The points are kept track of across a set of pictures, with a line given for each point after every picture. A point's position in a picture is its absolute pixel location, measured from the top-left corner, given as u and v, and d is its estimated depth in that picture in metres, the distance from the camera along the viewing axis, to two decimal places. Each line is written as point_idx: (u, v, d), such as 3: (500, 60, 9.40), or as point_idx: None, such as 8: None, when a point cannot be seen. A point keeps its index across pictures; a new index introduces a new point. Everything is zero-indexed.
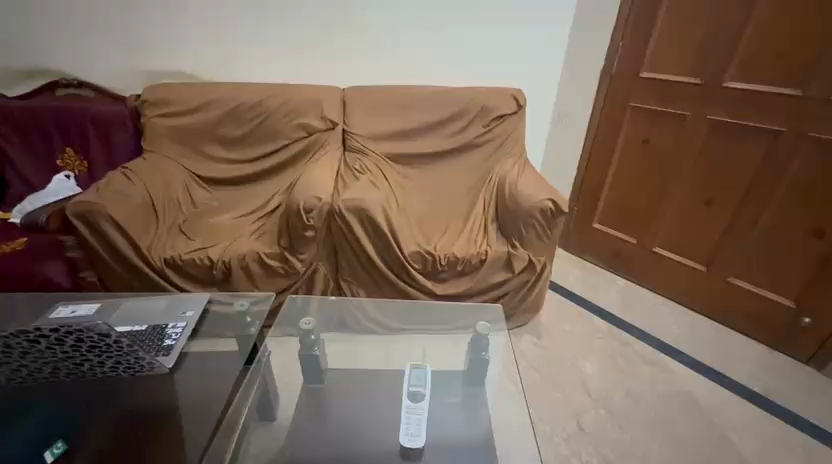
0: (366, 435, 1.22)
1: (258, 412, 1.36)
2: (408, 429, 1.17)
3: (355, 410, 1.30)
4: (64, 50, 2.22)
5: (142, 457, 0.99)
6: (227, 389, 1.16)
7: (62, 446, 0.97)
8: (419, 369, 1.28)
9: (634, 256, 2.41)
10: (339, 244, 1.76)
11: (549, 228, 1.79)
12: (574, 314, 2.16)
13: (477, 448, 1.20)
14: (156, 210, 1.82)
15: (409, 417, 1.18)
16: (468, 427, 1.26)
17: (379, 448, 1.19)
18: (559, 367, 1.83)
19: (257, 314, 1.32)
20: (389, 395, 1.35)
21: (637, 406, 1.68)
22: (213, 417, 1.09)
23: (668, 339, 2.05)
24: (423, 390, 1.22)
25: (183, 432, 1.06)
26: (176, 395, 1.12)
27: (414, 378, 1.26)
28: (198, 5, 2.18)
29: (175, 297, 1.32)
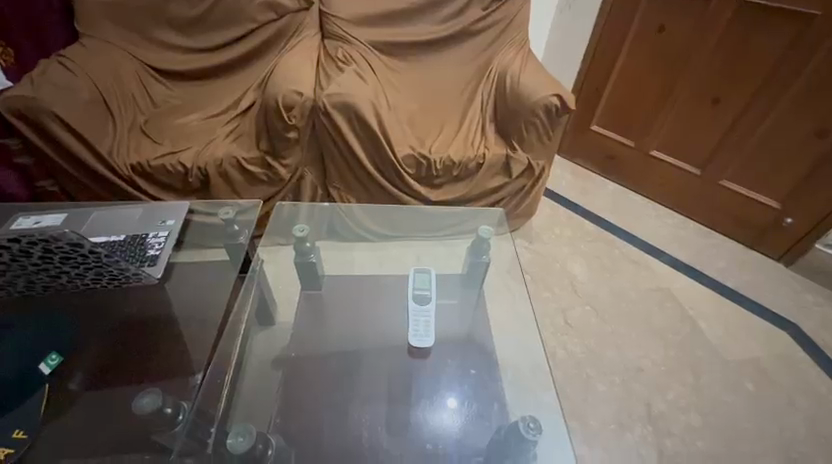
0: (369, 331, 1.27)
1: (258, 317, 1.38)
2: (416, 330, 1.18)
3: (357, 311, 1.32)
4: None
5: (147, 362, 1.00)
6: (224, 298, 1.13)
7: (57, 358, 0.93)
8: (423, 273, 1.28)
9: (628, 160, 2.35)
10: (326, 147, 1.61)
11: (552, 128, 1.68)
12: (565, 218, 2.16)
13: (478, 344, 1.26)
14: (110, 109, 1.58)
15: (417, 318, 1.19)
16: (465, 324, 1.31)
17: (383, 345, 1.23)
18: (549, 269, 1.88)
19: (245, 223, 1.21)
20: (390, 302, 1.35)
21: (620, 302, 1.79)
22: (214, 322, 1.08)
23: (652, 241, 2.11)
24: (428, 293, 1.22)
25: (185, 337, 1.06)
26: (170, 304, 1.10)
27: (419, 279, 1.26)
28: None
29: (152, 205, 1.17)
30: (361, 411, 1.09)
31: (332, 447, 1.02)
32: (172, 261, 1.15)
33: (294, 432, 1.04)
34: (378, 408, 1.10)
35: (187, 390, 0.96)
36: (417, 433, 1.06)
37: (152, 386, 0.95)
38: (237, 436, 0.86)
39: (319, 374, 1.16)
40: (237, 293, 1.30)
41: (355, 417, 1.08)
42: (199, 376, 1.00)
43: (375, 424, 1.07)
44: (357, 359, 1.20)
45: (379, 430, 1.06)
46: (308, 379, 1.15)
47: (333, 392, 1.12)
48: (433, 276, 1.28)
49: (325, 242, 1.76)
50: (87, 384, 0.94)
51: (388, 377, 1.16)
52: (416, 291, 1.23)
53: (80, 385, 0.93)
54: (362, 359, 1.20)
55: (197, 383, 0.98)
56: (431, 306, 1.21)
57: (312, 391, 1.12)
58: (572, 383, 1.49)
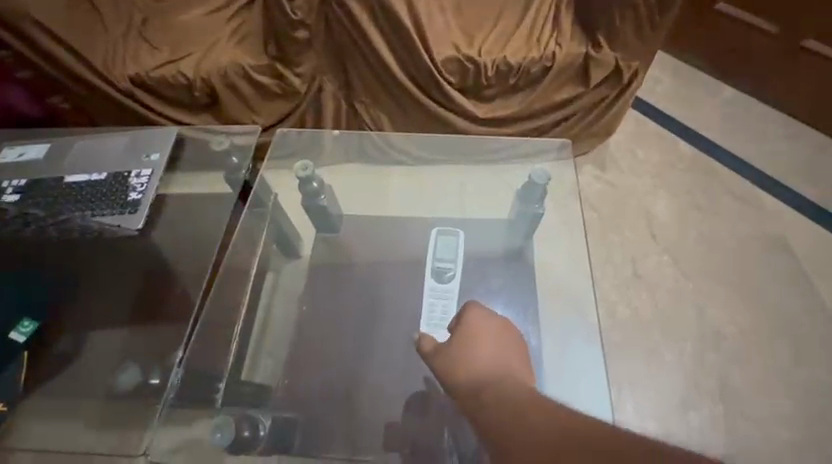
0: (406, 244, 1.18)
1: (277, 244, 1.18)
2: (432, 317, 0.96)
3: (380, 241, 1.19)
4: None
5: (131, 326, 0.95)
6: (220, 234, 1.00)
7: (31, 326, 0.88)
8: (447, 237, 1.07)
9: (761, 55, 1.69)
10: (346, 49, 1.29)
11: (657, 12, 1.23)
12: (654, 137, 1.66)
13: (522, 263, 1.19)
14: (98, 8, 1.33)
15: (434, 301, 0.98)
16: (498, 242, 1.22)
17: (413, 258, 1.15)
18: (624, 206, 1.50)
19: (241, 149, 1.04)
20: (415, 249, 1.16)
21: (708, 251, 1.42)
22: (210, 256, 0.98)
23: (773, 171, 1.60)
24: (452, 268, 1.02)
25: (177, 293, 0.98)
26: (158, 249, 0.99)
27: (440, 250, 1.05)
28: None
29: (137, 132, 1.00)
30: (385, 328, 1.07)
31: (352, 366, 1.03)
32: (162, 194, 1.02)
33: (305, 386, 1.00)
34: (401, 328, 1.06)
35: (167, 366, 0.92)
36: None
37: (140, 352, 0.93)
38: (216, 432, 0.86)
39: (342, 317, 1.09)
40: (239, 225, 1.07)
41: (379, 334, 1.06)
42: (192, 329, 0.95)
43: (394, 351, 1.04)
44: (384, 271, 1.14)
45: (398, 348, 1.04)
46: (330, 323, 1.09)
47: (356, 320, 1.08)
48: (459, 241, 1.08)
49: (354, 164, 1.31)
50: (75, 346, 0.93)
51: (413, 301, 1.10)
52: (437, 268, 1.02)
53: (78, 337, 0.93)
54: (389, 274, 1.13)
55: (177, 361, 0.92)
56: (454, 289, 1.00)
57: (333, 338, 1.06)
58: (631, 347, 1.26)
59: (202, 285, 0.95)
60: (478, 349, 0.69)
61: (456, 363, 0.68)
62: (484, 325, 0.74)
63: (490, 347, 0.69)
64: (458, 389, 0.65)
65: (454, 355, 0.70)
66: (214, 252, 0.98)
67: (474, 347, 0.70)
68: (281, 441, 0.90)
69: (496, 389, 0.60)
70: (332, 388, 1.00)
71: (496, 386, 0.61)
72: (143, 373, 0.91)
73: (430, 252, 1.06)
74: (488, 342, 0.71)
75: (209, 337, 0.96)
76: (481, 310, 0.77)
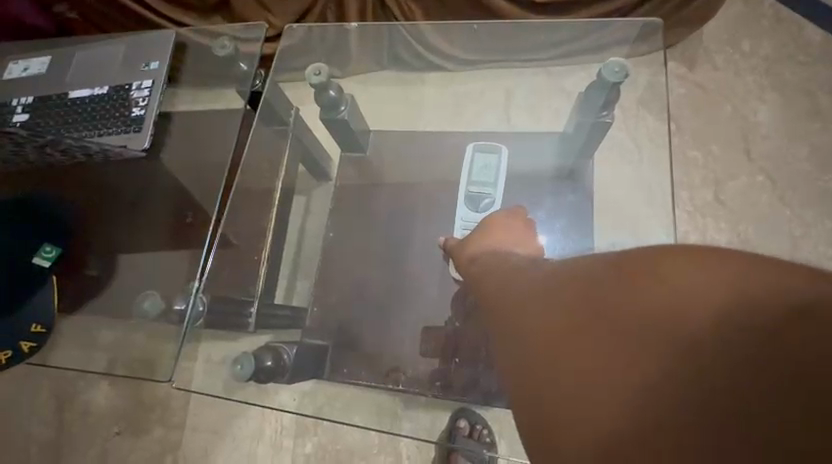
0: (439, 162, 1.06)
1: (306, 166, 1.08)
2: (465, 222, 0.91)
3: (413, 158, 1.07)
4: None
5: (152, 250, 0.95)
6: (228, 156, 0.92)
7: (53, 252, 0.91)
8: (485, 156, 0.95)
9: None
10: None
11: None
12: (769, 24, 1.26)
13: (574, 188, 1.02)
14: None
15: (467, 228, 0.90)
16: (551, 158, 1.05)
17: (447, 179, 1.04)
18: (714, 115, 1.21)
19: (248, 57, 0.91)
20: (450, 170, 1.05)
21: (820, 172, 1.15)
22: (221, 178, 0.93)
23: None
24: (491, 193, 0.91)
25: (194, 218, 0.96)
26: (171, 174, 0.97)
27: (481, 171, 0.94)
28: None
29: (133, 38, 0.89)
30: (413, 249, 1.00)
31: (385, 288, 0.99)
32: (168, 111, 0.96)
33: (335, 313, 0.98)
34: (433, 253, 0.99)
35: (186, 295, 0.90)
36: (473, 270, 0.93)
37: (162, 281, 0.92)
38: (235, 365, 0.82)
39: (367, 244, 1.02)
40: (247, 143, 0.96)
41: (409, 256, 1.00)
42: (208, 253, 0.92)
43: (428, 275, 0.98)
44: (417, 196, 1.04)
45: (430, 272, 0.98)
46: (355, 248, 1.02)
47: (386, 244, 1.02)
48: (501, 161, 0.95)
49: (385, 72, 1.10)
50: (103, 269, 0.95)
51: (448, 223, 1.01)
52: (472, 193, 0.92)
53: (104, 264, 0.95)
54: (423, 196, 1.03)
55: (194, 289, 0.89)
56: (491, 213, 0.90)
57: (359, 263, 1.01)
58: None
59: (215, 203, 0.90)
60: (489, 232, 0.65)
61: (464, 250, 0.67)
62: (506, 219, 0.68)
63: (502, 234, 0.64)
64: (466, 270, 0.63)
65: (471, 236, 0.67)
66: (226, 168, 0.91)
67: (491, 231, 0.65)
68: (306, 370, 0.91)
69: (496, 262, 0.57)
70: (364, 307, 0.98)
71: (496, 259, 0.58)
72: (164, 302, 0.90)
73: (464, 175, 0.96)
74: (504, 231, 0.65)
75: (242, 264, 0.94)
76: (501, 210, 0.72)
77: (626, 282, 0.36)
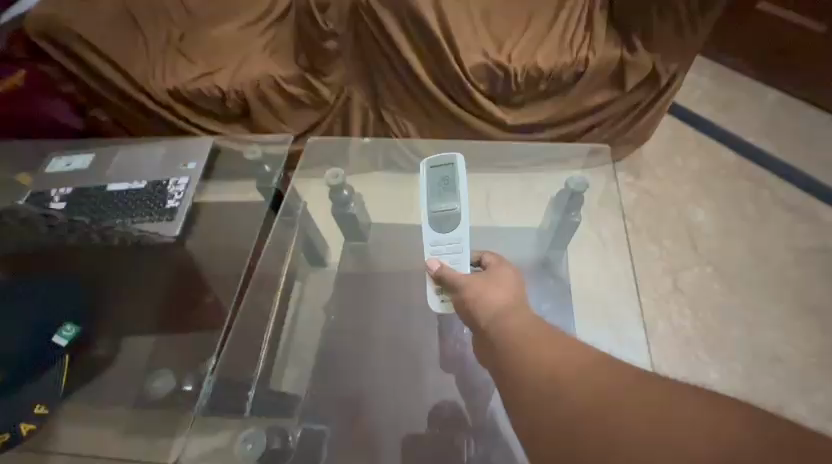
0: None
1: (306, 253, 1.17)
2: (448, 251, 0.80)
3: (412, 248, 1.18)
4: None
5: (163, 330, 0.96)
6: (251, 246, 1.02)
7: (72, 330, 0.86)
8: (440, 173, 0.86)
9: (805, 57, 1.57)
10: (374, 61, 1.29)
11: (695, 15, 1.16)
12: (692, 146, 1.57)
13: (552, 276, 1.15)
14: (139, 24, 1.37)
15: (441, 253, 0.81)
16: (531, 251, 1.19)
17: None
18: (662, 216, 1.43)
19: (273, 160, 1.04)
20: None
21: (757, 264, 1.33)
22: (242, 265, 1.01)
23: (825, 181, 1.47)
24: (457, 210, 0.83)
25: (207, 298, 0.99)
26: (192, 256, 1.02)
27: (440, 187, 0.86)
28: None
29: (173, 144, 1.05)
30: (414, 344, 1.04)
31: (384, 379, 1.01)
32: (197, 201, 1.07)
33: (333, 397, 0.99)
34: (432, 344, 1.03)
35: (198, 373, 0.92)
36: (471, 359, 0.98)
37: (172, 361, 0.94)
38: (245, 443, 0.85)
39: (369, 327, 1.07)
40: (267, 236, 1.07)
41: (408, 350, 1.03)
42: (223, 336, 0.96)
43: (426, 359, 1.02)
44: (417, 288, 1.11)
45: (429, 365, 1.01)
46: (358, 331, 1.07)
47: (389, 330, 1.06)
48: (458, 172, 0.86)
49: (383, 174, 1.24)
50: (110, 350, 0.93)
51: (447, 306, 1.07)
52: (435, 213, 0.84)
53: (112, 344, 0.94)
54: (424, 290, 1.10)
55: (208, 370, 0.92)
56: (466, 237, 0.82)
57: (360, 345, 1.05)
58: (671, 366, 1.19)
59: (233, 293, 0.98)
60: (492, 287, 0.62)
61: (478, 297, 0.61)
62: (501, 273, 0.66)
63: (501, 290, 0.62)
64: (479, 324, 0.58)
65: (472, 287, 0.63)
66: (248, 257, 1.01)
67: (493, 287, 0.62)
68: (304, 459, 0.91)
69: (522, 325, 0.54)
70: (364, 390, 0.99)
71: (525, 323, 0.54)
72: (176, 379, 0.93)
73: (423, 199, 0.86)
74: (504, 287, 0.62)
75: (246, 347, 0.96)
76: (497, 264, 0.70)
77: (688, 417, 0.38)
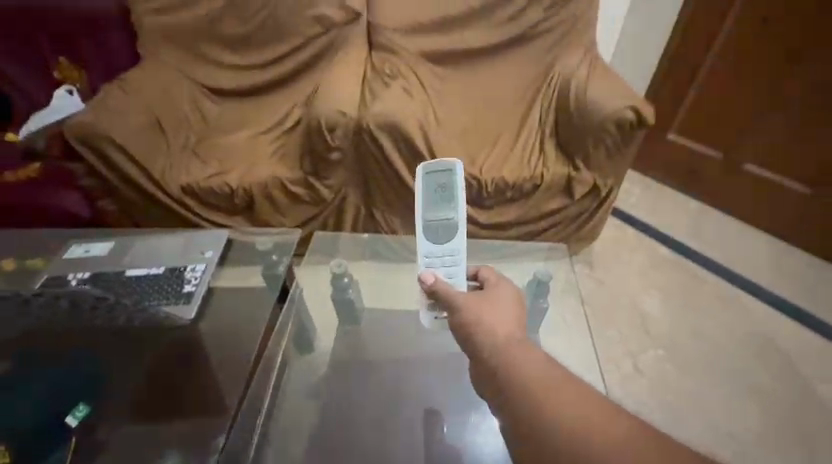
0: (428, 343, 1.24)
1: (296, 340, 1.25)
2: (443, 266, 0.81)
3: (398, 334, 1.26)
4: None
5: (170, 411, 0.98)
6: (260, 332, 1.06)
7: (84, 410, 0.91)
8: (437, 181, 0.85)
9: (713, 176, 1.96)
10: (369, 168, 1.51)
11: (624, 145, 1.45)
12: (635, 243, 1.85)
13: None
14: (164, 131, 1.59)
15: (436, 265, 0.81)
16: None
17: (441, 358, 1.20)
18: (616, 303, 1.62)
19: (281, 250, 1.17)
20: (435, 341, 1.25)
21: (702, 348, 1.50)
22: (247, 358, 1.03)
23: (748, 274, 1.73)
24: (455, 218, 0.84)
25: (213, 380, 1.01)
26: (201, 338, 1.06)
27: (437, 194, 0.85)
28: None
29: (192, 234, 1.16)
30: (408, 435, 1.07)
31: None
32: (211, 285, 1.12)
33: None
34: (425, 436, 1.06)
35: (208, 453, 0.91)
36: (464, 453, 1.02)
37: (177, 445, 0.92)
38: None
39: (363, 414, 1.11)
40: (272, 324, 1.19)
41: (402, 439, 1.07)
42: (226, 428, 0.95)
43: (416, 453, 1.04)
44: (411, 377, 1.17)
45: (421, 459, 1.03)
46: (351, 419, 1.10)
47: (383, 417, 1.11)
48: (456, 179, 0.85)
49: (368, 262, 1.41)
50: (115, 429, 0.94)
51: (437, 397, 1.13)
52: (432, 221, 0.84)
53: (110, 431, 0.94)
54: (420, 379, 1.16)
55: (215, 450, 0.91)
56: (463, 249, 0.82)
57: (353, 434, 1.08)
58: None
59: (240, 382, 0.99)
60: (495, 315, 0.58)
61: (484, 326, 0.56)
62: (502, 297, 0.63)
63: (502, 317, 0.58)
64: (483, 356, 0.53)
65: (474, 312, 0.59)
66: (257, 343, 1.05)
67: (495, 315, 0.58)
68: None
69: (529, 364, 0.50)
70: None
71: (536, 360, 0.50)
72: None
73: (419, 206, 0.86)
74: (507, 312, 0.59)
75: None
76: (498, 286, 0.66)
77: None
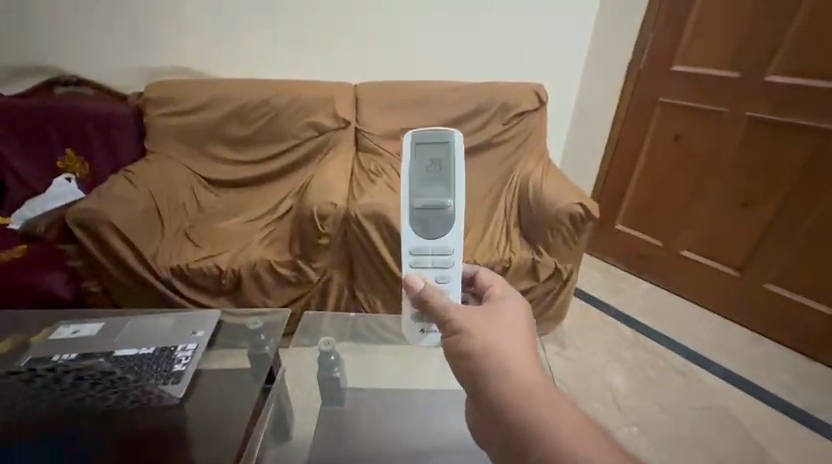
0: (426, 426, 1.24)
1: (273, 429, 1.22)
2: (435, 263, 0.77)
3: (389, 416, 1.27)
4: (53, 48, 2.04)
5: None
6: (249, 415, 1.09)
7: None
8: (429, 157, 0.78)
9: (660, 261, 2.22)
10: (354, 251, 1.65)
11: (578, 233, 1.67)
12: (598, 321, 2.00)
13: None
14: (161, 216, 1.70)
15: (425, 263, 0.77)
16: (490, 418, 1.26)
17: (438, 446, 1.18)
18: (587, 380, 1.70)
19: (270, 329, 1.23)
20: (429, 420, 1.26)
21: (670, 423, 1.56)
22: (232, 442, 1.03)
23: (701, 350, 1.87)
24: (450, 204, 0.77)
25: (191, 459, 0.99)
26: (185, 420, 1.05)
27: (431, 173, 0.77)
28: (194, 2, 1.99)
29: (184, 315, 1.21)
30: None
31: None
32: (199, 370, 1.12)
33: None
34: None
35: None
36: None
37: None
38: None
39: None
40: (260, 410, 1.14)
41: None
42: None
43: None
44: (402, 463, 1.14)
45: None
46: None
47: None
48: (451, 155, 0.78)
49: (346, 342, 1.46)
50: None
51: None
52: (425, 208, 0.77)
53: None
54: None
55: None
56: (458, 248, 0.78)
57: None
58: None
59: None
60: (501, 344, 0.50)
61: (490, 349, 0.50)
62: (507, 320, 0.55)
63: (510, 344, 0.50)
64: (490, 387, 0.47)
65: (476, 340, 0.52)
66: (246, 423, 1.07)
67: (503, 343, 0.50)
68: None
69: (547, 407, 0.43)
70: None
71: (552, 397, 0.44)
72: None
73: (406, 181, 0.77)
74: (520, 335, 0.52)
75: None
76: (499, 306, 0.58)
77: None
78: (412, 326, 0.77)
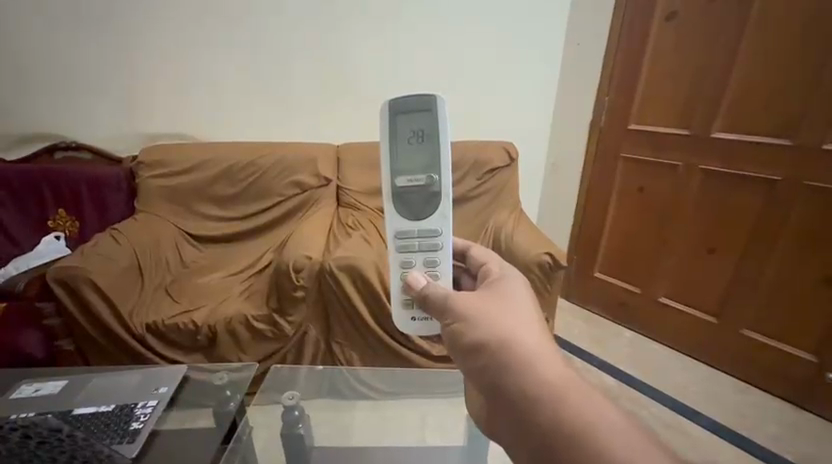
0: None
1: None
2: (423, 245, 0.79)
3: None
4: (59, 118, 2.20)
5: None
6: None
7: None
8: (413, 126, 0.78)
9: (640, 308, 2.24)
10: (330, 304, 1.65)
11: (549, 281, 1.71)
12: None
13: None
14: (142, 273, 1.74)
15: (413, 247, 0.80)
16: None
17: None
18: None
19: (235, 386, 1.23)
20: None
21: None
22: None
23: (686, 400, 1.83)
24: (436, 179, 0.78)
25: None
26: None
27: (414, 145, 0.78)
28: (192, 77, 2.19)
29: (149, 371, 1.21)
30: None
31: None
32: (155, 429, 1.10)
33: None
34: None
35: None
36: None
37: None
38: None
39: None
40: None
41: None
42: None
43: None
44: None
45: None
46: None
47: None
48: (437, 122, 0.77)
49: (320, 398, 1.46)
50: None
51: None
52: (411, 185, 0.78)
53: None
54: None
55: None
56: (446, 227, 0.79)
57: None
58: None
59: None
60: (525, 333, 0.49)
61: (516, 340, 0.48)
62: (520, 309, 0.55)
63: (533, 334, 0.50)
64: (517, 381, 0.45)
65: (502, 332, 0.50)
66: None
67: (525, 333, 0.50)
68: None
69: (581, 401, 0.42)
70: None
71: (582, 388, 0.43)
72: None
73: (389, 156, 0.79)
74: (537, 325, 0.52)
75: None
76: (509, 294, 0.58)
77: None
78: (403, 314, 0.79)
